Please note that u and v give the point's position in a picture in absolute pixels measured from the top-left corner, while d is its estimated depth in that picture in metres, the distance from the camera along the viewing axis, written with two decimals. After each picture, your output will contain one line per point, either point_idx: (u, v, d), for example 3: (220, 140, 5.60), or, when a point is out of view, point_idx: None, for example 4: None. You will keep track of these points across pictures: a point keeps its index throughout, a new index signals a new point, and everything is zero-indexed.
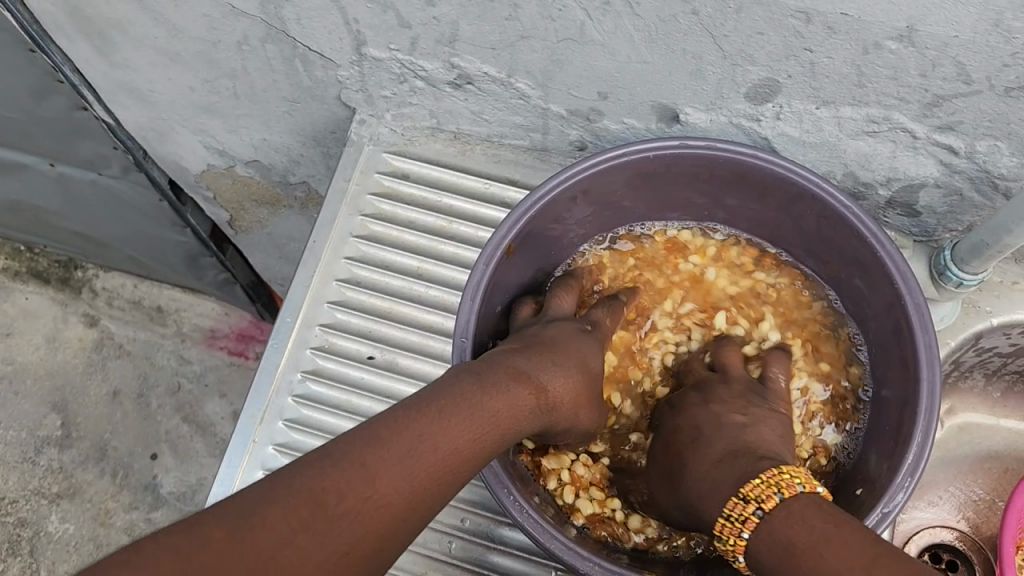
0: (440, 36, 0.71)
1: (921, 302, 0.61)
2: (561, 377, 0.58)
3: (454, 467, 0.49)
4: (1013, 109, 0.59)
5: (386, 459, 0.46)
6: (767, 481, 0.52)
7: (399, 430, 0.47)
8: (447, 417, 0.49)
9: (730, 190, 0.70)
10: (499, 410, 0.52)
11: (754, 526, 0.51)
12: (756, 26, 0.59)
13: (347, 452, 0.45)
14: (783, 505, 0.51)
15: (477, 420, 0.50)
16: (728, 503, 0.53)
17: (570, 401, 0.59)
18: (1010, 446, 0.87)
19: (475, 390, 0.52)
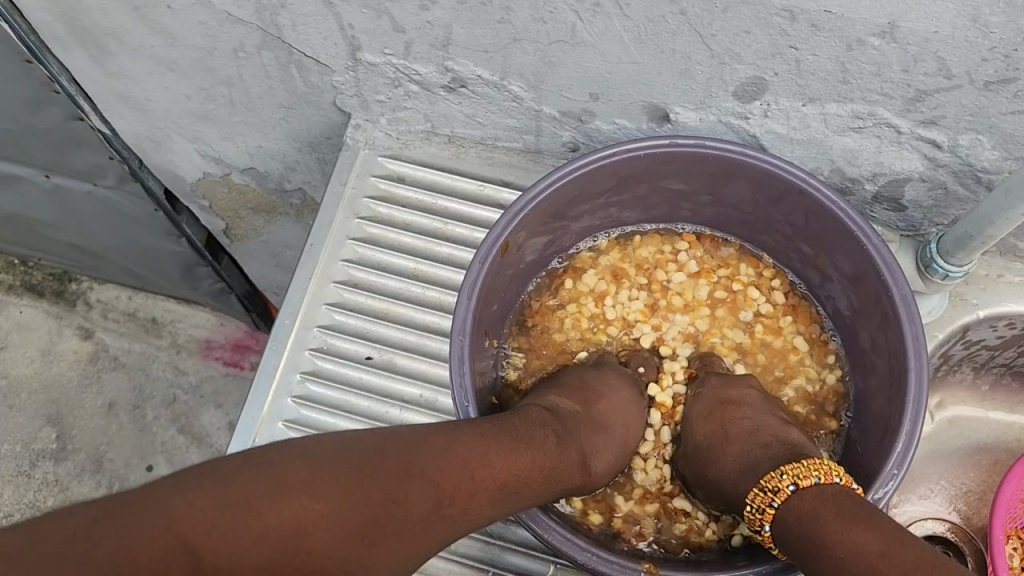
0: (433, 39, 0.73)
1: (907, 294, 0.63)
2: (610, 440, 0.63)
3: (519, 474, 0.53)
4: (993, 102, 0.60)
5: (465, 455, 0.51)
6: (807, 464, 0.56)
7: (483, 437, 0.53)
8: (526, 454, 0.54)
9: (719, 188, 0.72)
10: (565, 468, 0.57)
11: (784, 498, 0.56)
12: (742, 25, 0.60)
13: (436, 439, 0.51)
14: (816, 486, 0.55)
15: (544, 464, 0.55)
16: (765, 477, 0.58)
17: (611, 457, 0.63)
18: (999, 439, 0.88)
19: (540, 436, 0.57)
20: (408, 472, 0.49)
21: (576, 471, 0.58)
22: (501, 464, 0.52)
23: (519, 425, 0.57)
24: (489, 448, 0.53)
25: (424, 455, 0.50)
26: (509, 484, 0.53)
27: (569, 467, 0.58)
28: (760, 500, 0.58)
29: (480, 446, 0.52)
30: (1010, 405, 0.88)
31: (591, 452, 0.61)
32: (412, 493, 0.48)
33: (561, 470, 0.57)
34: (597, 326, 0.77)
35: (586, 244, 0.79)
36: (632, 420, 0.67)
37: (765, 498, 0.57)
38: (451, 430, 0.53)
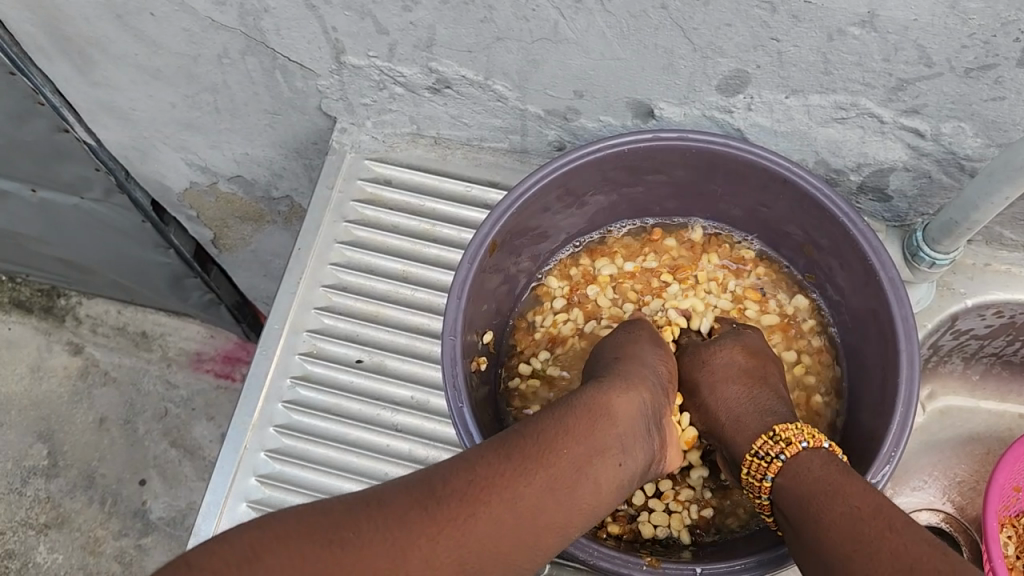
0: (417, 41, 0.73)
1: (895, 276, 0.63)
2: (636, 367, 0.61)
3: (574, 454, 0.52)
4: (973, 89, 0.61)
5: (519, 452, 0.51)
6: (800, 427, 0.58)
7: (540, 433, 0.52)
8: (544, 439, 0.52)
9: (705, 179, 0.72)
10: (618, 407, 0.56)
11: (777, 471, 0.57)
12: (723, 17, 0.61)
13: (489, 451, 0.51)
14: (805, 451, 0.57)
15: (580, 431, 0.53)
16: (758, 441, 0.59)
17: (642, 374, 0.61)
18: (990, 428, 0.89)
19: (587, 402, 0.55)
20: (415, 504, 0.47)
21: (634, 413, 0.57)
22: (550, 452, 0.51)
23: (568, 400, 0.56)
24: (491, 458, 0.50)
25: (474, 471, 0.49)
26: (545, 472, 0.50)
27: (619, 399, 0.56)
28: (754, 471, 0.58)
29: (486, 457, 0.50)
30: (1000, 394, 0.89)
31: (643, 378, 0.60)
32: (421, 519, 0.46)
33: (604, 423, 0.54)
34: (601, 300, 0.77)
35: (571, 243, 0.79)
36: (642, 339, 0.65)
37: (760, 469, 0.58)
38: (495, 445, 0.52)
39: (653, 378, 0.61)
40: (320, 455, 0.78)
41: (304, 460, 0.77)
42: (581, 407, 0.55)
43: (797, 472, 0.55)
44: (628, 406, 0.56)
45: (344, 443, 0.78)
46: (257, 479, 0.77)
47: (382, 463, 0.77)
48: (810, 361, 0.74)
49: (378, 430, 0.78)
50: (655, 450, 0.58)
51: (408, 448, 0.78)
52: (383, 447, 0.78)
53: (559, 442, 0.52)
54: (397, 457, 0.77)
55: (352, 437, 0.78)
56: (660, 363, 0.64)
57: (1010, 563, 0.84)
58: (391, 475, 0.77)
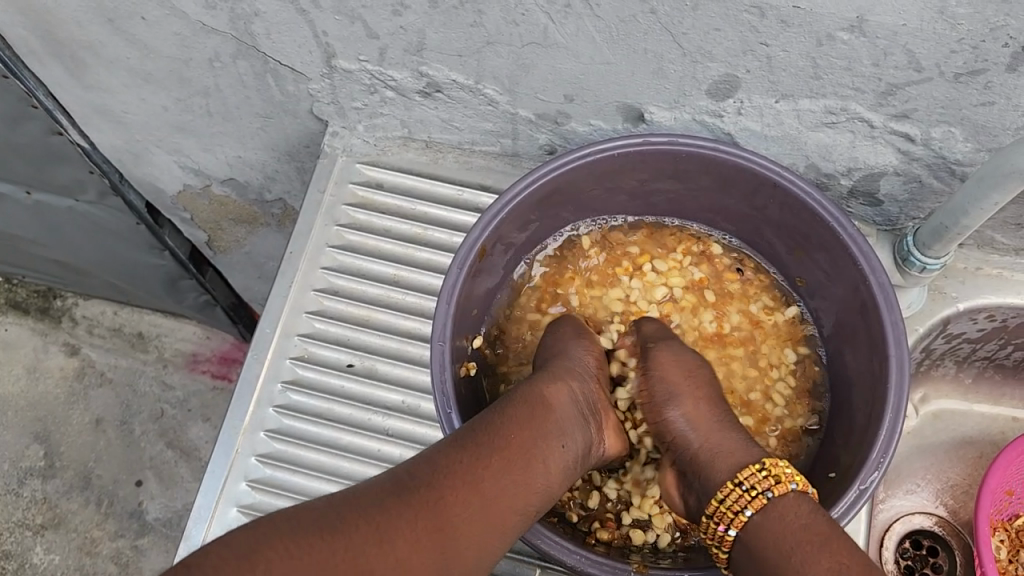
0: (407, 45, 0.73)
1: (885, 282, 0.63)
2: (565, 361, 0.63)
3: (523, 442, 0.55)
4: (963, 94, 0.61)
5: (474, 443, 0.53)
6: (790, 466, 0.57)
7: (489, 426, 0.55)
8: (493, 429, 0.54)
9: (695, 183, 0.72)
10: (551, 398, 0.58)
11: (760, 506, 0.55)
12: (712, 23, 0.61)
13: (449, 445, 0.53)
14: (793, 492, 0.55)
15: (525, 422, 0.56)
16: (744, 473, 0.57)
17: (574, 367, 0.63)
18: (983, 431, 0.89)
19: (526, 396, 0.58)
20: (389, 498, 0.48)
21: (568, 403, 0.59)
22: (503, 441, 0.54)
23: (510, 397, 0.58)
24: (450, 450, 0.52)
25: (439, 465, 0.51)
26: (501, 456, 0.53)
27: (551, 390, 0.59)
28: (732, 500, 0.57)
29: (442, 450, 0.52)
30: (993, 397, 0.89)
31: (572, 370, 0.62)
32: (398, 511, 0.48)
33: (541, 411, 0.57)
34: (590, 302, 0.77)
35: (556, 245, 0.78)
36: (571, 331, 0.67)
37: (738, 500, 0.56)
38: (453, 440, 0.54)
39: (582, 372, 0.63)
40: (311, 460, 0.78)
41: (295, 464, 0.77)
42: (519, 401, 0.58)
43: (783, 513, 0.54)
44: (561, 398, 0.59)
45: (335, 448, 0.78)
46: (248, 483, 0.76)
47: (373, 468, 0.77)
48: (796, 367, 0.74)
49: (369, 435, 0.78)
50: (593, 436, 0.61)
51: (399, 453, 0.77)
52: (374, 451, 0.78)
53: (507, 430, 0.55)
54: (388, 462, 0.77)
55: (343, 441, 0.78)
56: (589, 354, 0.65)
57: (1003, 567, 0.84)
58: None
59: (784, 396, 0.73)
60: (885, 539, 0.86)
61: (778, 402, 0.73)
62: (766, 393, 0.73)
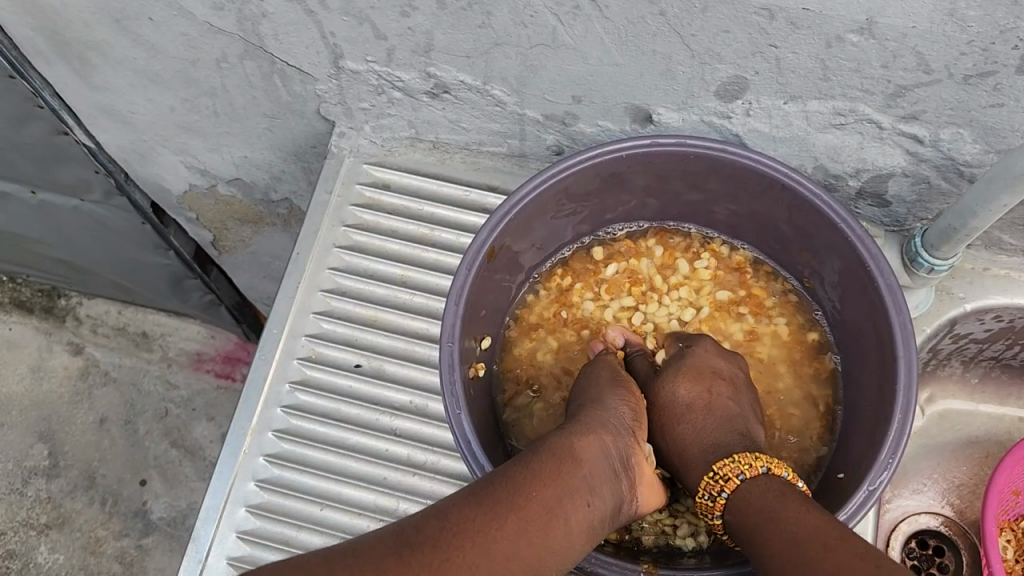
0: (415, 46, 0.73)
1: (893, 283, 0.63)
2: (598, 411, 0.60)
3: (544, 501, 0.52)
4: (972, 96, 0.61)
5: (492, 502, 0.51)
6: (737, 460, 0.58)
7: (511, 481, 0.52)
8: (515, 487, 0.52)
9: (703, 185, 0.72)
10: (582, 451, 0.55)
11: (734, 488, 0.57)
12: (721, 24, 0.61)
13: (468, 500, 0.51)
14: (743, 485, 0.57)
15: (550, 479, 0.53)
16: (702, 483, 0.59)
17: (605, 416, 0.60)
18: (989, 432, 0.89)
19: (556, 449, 0.55)
20: (393, 555, 0.48)
21: (600, 455, 0.56)
22: (523, 500, 0.51)
23: (540, 448, 0.55)
24: (467, 506, 0.51)
25: (455, 523, 0.50)
26: (515, 517, 0.51)
27: (582, 443, 0.56)
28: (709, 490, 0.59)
29: (459, 504, 0.51)
30: (999, 397, 0.89)
31: (605, 423, 0.59)
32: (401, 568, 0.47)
33: (569, 467, 0.54)
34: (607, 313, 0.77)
35: (569, 249, 0.79)
36: (603, 380, 0.65)
37: (706, 508, 0.59)
38: (476, 493, 0.52)
39: (615, 421, 0.60)
40: (319, 460, 0.78)
41: (303, 465, 0.77)
42: (549, 451, 0.55)
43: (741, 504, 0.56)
44: (592, 452, 0.56)
45: (343, 448, 0.78)
46: (256, 484, 0.77)
47: (380, 468, 0.77)
48: (813, 378, 0.74)
49: (376, 435, 0.78)
50: (625, 492, 0.57)
51: (406, 454, 0.78)
52: (382, 451, 0.78)
53: (528, 487, 0.52)
54: (395, 462, 0.77)
55: (350, 441, 0.78)
56: (625, 403, 0.62)
57: (1009, 567, 0.84)
58: (389, 479, 0.77)
59: (796, 399, 0.73)
60: (891, 537, 0.87)
61: (789, 415, 0.73)
62: (781, 404, 0.73)
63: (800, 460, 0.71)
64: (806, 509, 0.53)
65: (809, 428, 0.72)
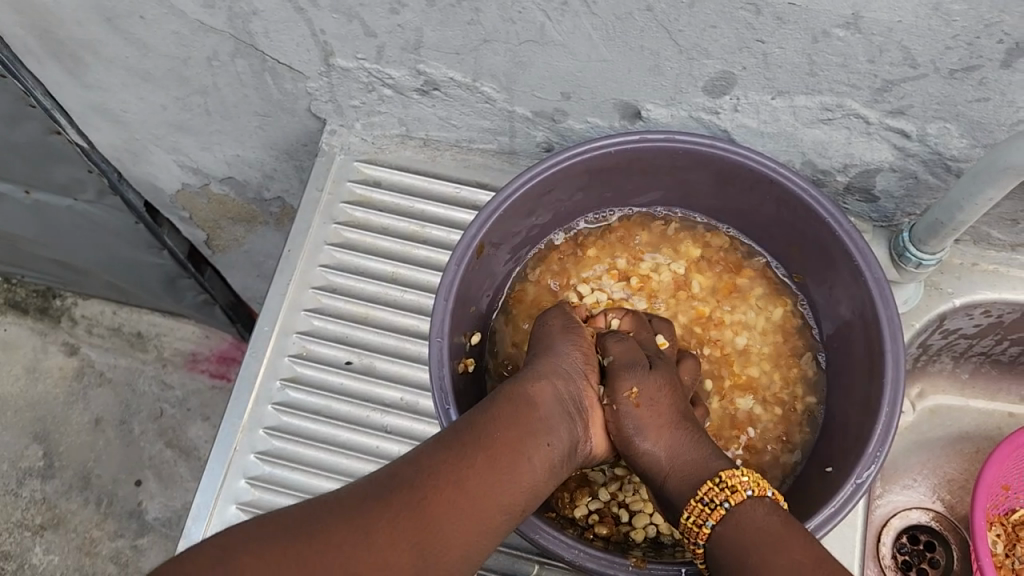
0: (405, 43, 0.73)
1: (880, 276, 0.63)
2: (551, 360, 0.61)
3: (509, 438, 0.54)
4: (958, 90, 0.61)
5: (461, 442, 0.52)
6: (745, 473, 0.57)
7: (475, 424, 0.54)
8: (480, 429, 0.53)
9: (692, 180, 0.72)
10: (535, 395, 0.57)
11: (740, 501, 0.55)
12: (708, 20, 0.61)
13: (438, 444, 0.52)
14: (750, 499, 0.55)
15: (512, 419, 0.55)
16: (703, 488, 0.56)
17: (556, 363, 0.61)
18: (979, 427, 0.89)
19: (510, 394, 0.57)
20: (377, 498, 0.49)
21: (554, 398, 0.58)
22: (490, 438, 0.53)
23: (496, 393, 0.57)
24: (434, 453, 0.52)
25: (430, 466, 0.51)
26: (485, 459, 0.52)
27: (534, 388, 0.58)
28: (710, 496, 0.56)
29: (428, 453, 0.52)
30: (989, 392, 0.89)
31: (555, 370, 0.60)
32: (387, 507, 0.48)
33: (527, 410, 0.56)
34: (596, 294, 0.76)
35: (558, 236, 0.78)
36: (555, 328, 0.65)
37: (698, 514, 0.56)
38: (445, 438, 0.53)
39: (567, 367, 0.61)
40: (310, 457, 0.78)
41: (294, 462, 0.77)
42: (506, 397, 0.57)
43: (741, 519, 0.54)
44: (545, 397, 0.58)
45: (334, 445, 0.78)
46: (247, 480, 0.77)
47: (371, 465, 0.77)
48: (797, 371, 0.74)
49: (367, 432, 0.78)
50: (580, 432, 0.59)
51: (397, 450, 0.78)
52: (373, 448, 0.78)
53: (493, 428, 0.53)
54: (386, 458, 0.77)
55: (341, 438, 0.79)
56: (576, 349, 0.63)
57: (1000, 561, 0.84)
58: None
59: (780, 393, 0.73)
60: (882, 534, 0.87)
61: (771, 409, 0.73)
62: (765, 397, 0.73)
63: (780, 456, 0.71)
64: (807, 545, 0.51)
65: (791, 425, 0.72)
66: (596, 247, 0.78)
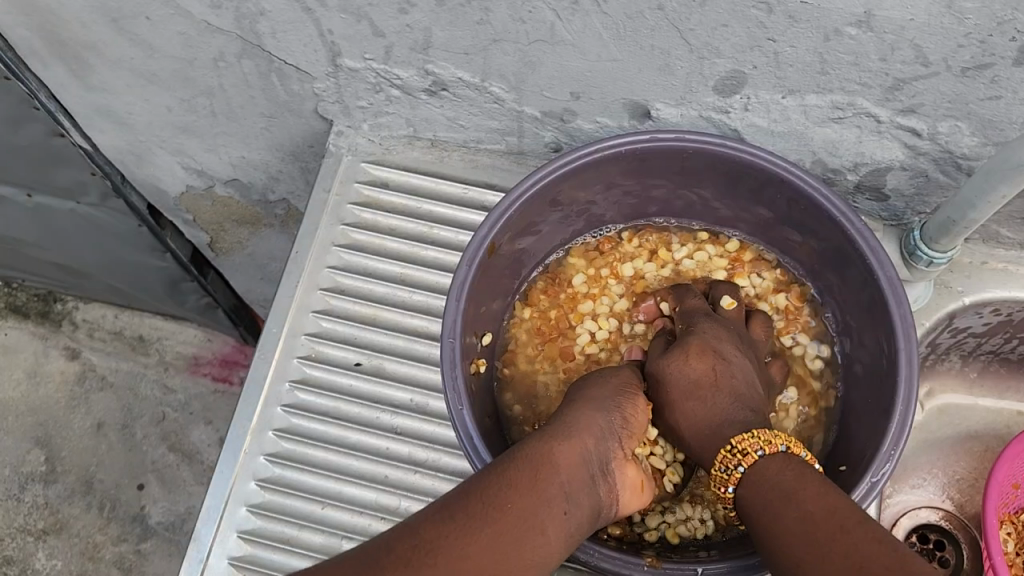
0: (413, 43, 0.73)
1: (894, 276, 0.63)
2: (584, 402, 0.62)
3: (524, 505, 0.53)
4: (970, 88, 0.61)
5: (475, 506, 0.52)
6: (756, 434, 0.58)
7: (491, 485, 0.54)
8: (494, 492, 0.53)
9: (704, 179, 0.72)
10: (561, 457, 0.56)
11: (751, 463, 0.57)
12: (719, 18, 0.61)
13: (452, 504, 0.53)
14: (762, 460, 0.57)
15: (529, 484, 0.54)
16: (718, 457, 0.59)
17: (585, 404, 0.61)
18: (988, 426, 0.89)
19: (537, 452, 0.56)
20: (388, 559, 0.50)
21: (582, 461, 0.57)
22: (503, 504, 0.53)
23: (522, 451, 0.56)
24: (438, 525, 0.52)
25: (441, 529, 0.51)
26: (487, 530, 0.51)
27: (561, 449, 0.57)
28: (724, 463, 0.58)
29: (443, 514, 0.52)
30: (998, 391, 0.89)
31: (588, 426, 0.59)
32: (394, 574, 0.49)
33: (547, 473, 0.55)
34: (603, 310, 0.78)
35: (558, 253, 0.79)
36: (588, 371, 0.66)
37: (720, 481, 0.59)
38: (460, 497, 0.53)
39: (603, 422, 0.60)
40: (320, 459, 0.78)
41: (304, 464, 0.77)
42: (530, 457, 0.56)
43: (754, 481, 0.56)
44: (572, 458, 0.56)
45: (344, 447, 0.78)
46: (256, 483, 0.76)
47: (381, 466, 0.77)
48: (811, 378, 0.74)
49: (377, 433, 0.78)
50: (606, 495, 0.58)
51: (407, 451, 0.77)
52: (383, 450, 0.78)
53: (508, 493, 0.53)
54: (397, 460, 0.77)
55: (351, 439, 0.78)
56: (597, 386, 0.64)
57: (1010, 560, 0.84)
58: (390, 478, 0.76)
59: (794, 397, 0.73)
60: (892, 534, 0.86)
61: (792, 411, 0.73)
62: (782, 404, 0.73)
63: None
64: (824, 491, 0.53)
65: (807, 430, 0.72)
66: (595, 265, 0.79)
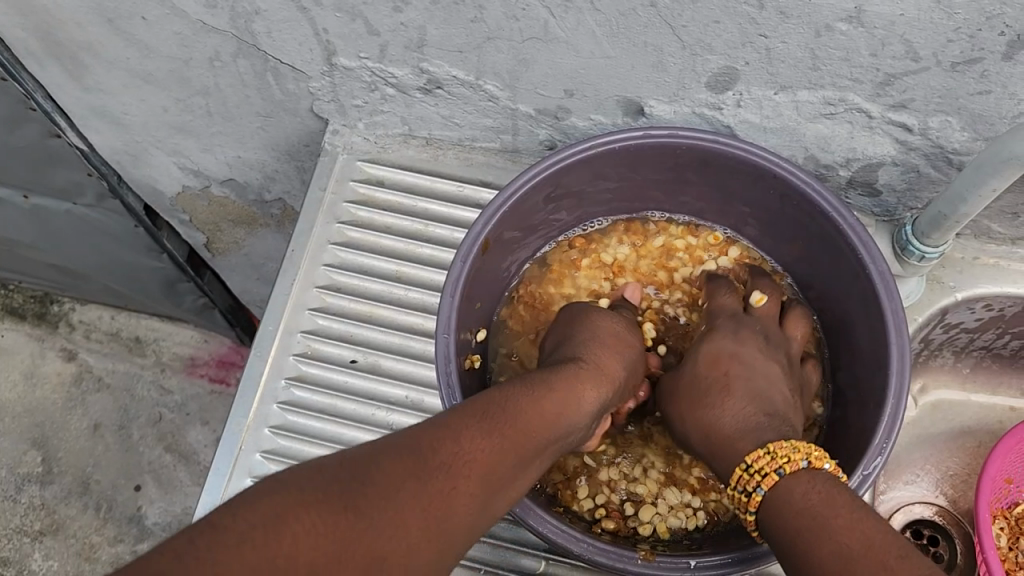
0: (408, 42, 0.73)
1: (885, 271, 0.64)
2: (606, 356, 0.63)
3: (545, 424, 0.55)
4: (960, 83, 0.61)
5: (504, 414, 0.53)
6: (772, 454, 0.56)
7: (519, 399, 0.55)
8: (523, 405, 0.54)
9: (698, 175, 0.72)
10: (582, 386, 0.58)
11: (772, 484, 0.55)
12: (711, 15, 0.61)
13: (481, 407, 0.53)
14: (782, 481, 0.54)
15: (553, 405, 0.56)
16: (737, 476, 0.57)
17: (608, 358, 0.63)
18: (981, 421, 0.89)
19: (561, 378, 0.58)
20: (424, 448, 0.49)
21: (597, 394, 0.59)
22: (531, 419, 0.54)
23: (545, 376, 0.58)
24: (466, 430, 0.51)
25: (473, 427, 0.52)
26: (513, 438, 0.53)
27: (583, 384, 0.59)
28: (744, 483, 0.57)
29: (472, 416, 0.53)
30: (991, 387, 0.90)
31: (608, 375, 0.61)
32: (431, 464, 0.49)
33: (570, 396, 0.57)
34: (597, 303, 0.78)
35: (551, 245, 0.79)
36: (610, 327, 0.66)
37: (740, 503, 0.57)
38: (487, 402, 0.54)
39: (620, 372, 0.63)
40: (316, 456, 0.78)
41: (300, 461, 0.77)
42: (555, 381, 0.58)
43: (779, 506, 0.54)
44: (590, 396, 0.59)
45: (340, 444, 0.78)
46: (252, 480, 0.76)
47: None
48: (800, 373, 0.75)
49: (373, 430, 0.78)
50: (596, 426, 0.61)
51: None
52: None
53: (536, 410, 0.55)
54: None
55: (347, 436, 0.79)
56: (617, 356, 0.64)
57: (1003, 555, 0.85)
58: None
59: None
60: None
61: None
62: None
63: None
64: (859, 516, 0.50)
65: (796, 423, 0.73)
66: (587, 259, 0.79)
